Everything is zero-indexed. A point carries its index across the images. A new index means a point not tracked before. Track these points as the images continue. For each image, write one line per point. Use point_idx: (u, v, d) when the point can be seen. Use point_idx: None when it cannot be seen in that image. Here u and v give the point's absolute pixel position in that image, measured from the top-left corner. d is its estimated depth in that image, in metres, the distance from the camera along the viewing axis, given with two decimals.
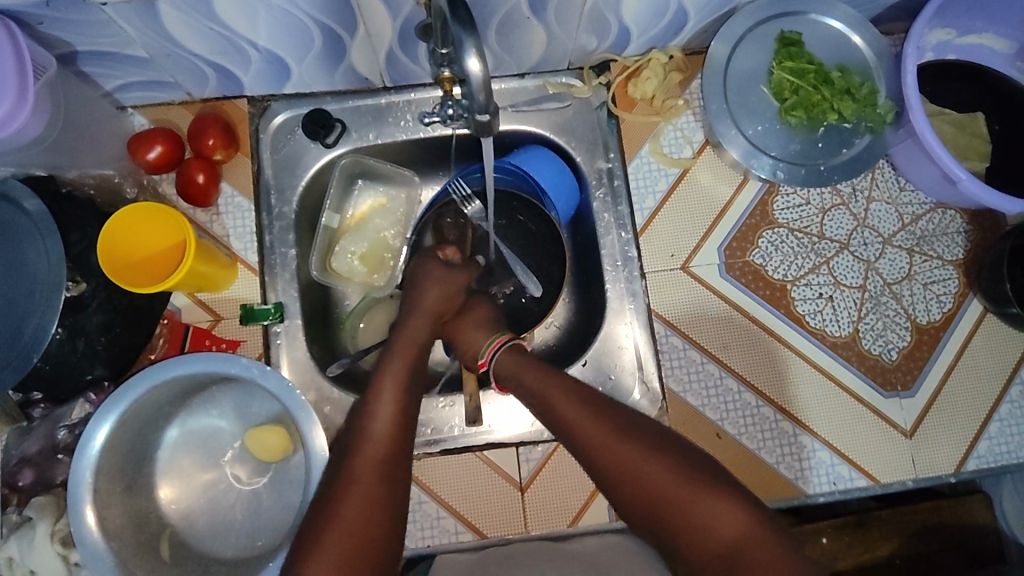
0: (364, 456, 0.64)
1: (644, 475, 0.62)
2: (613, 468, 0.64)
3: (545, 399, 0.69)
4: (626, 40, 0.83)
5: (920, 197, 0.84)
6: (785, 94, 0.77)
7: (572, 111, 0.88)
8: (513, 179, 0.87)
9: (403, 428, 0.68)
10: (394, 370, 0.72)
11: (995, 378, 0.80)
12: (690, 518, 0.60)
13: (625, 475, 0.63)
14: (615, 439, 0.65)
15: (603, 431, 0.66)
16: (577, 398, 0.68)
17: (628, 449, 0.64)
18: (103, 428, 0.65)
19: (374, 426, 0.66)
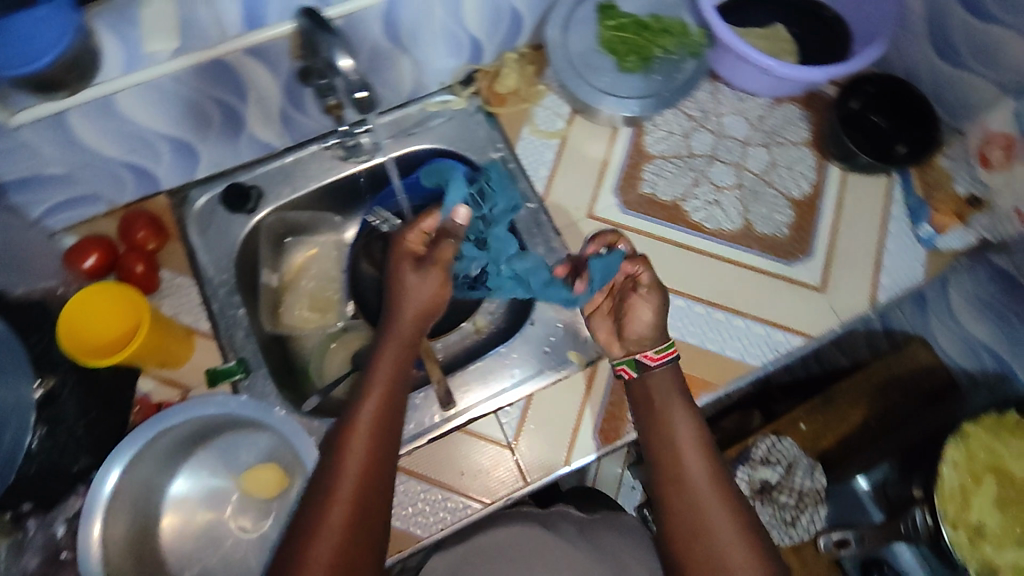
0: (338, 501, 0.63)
1: (704, 496, 0.69)
2: (676, 477, 0.71)
3: (654, 403, 0.76)
4: (479, 48, 0.97)
5: (759, 103, 1.00)
6: (618, 47, 0.92)
7: (455, 121, 1.00)
8: (422, 194, 0.98)
9: (381, 458, 0.67)
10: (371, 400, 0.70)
11: (871, 221, 0.94)
12: (727, 547, 0.66)
13: (682, 487, 0.70)
14: (696, 454, 0.72)
15: (688, 444, 0.73)
16: (682, 410, 0.75)
17: (702, 469, 0.71)
18: (110, 476, 0.67)
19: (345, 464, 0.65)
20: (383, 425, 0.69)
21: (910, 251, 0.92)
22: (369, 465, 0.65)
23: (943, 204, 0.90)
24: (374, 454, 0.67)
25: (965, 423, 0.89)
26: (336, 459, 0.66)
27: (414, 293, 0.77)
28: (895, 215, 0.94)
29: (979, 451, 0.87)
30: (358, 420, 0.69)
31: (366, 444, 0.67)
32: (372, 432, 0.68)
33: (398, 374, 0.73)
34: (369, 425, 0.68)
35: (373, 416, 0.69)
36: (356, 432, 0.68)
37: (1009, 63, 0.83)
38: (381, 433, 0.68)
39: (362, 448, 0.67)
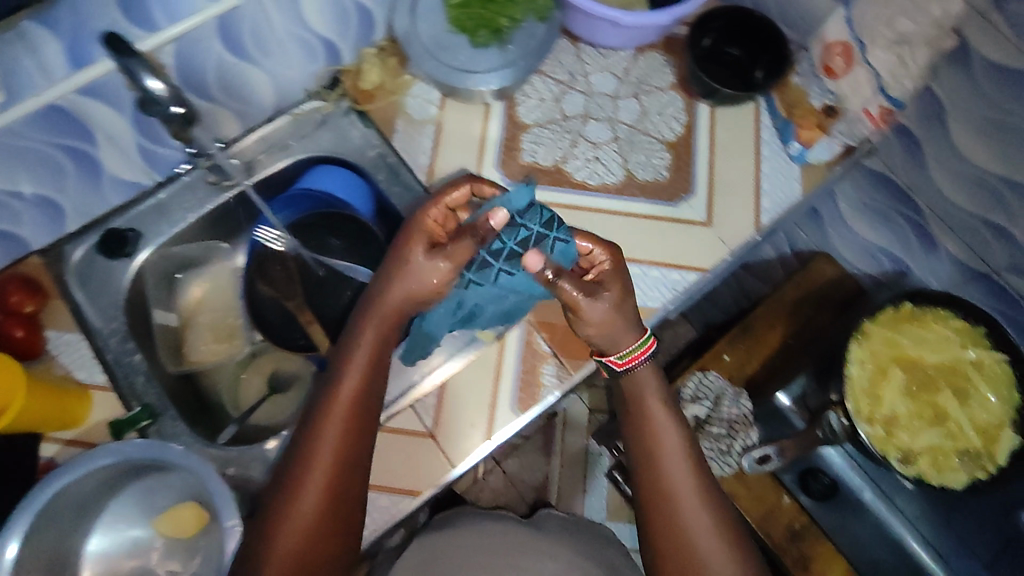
0: (313, 477, 0.67)
1: (681, 491, 0.73)
2: (656, 473, 0.75)
3: (638, 400, 0.78)
4: (336, 49, 0.95)
5: (623, 56, 1.02)
6: (466, 23, 0.90)
7: (326, 126, 0.99)
8: (306, 204, 0.97)
9: (355, 447, 0.69)
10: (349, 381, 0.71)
11: (746, 149, 0.96)
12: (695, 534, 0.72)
13: (659, 481, 0.74)
14: (676, 452, 0.75)
15: (668, 445, 0.75)
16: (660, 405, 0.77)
17: (681, 469, 0.75)
18: (10, 547, 0.64)
19: (320, 447, 0.68)
20: (354, 431, 0.69)
21: (786, 170, 0.95)
22: (335, 479, 0.67)
23: (805, 118, 0.92)
24: (347, 446, 0.69)
25: (864, 322, 0.93)
26: (304, 474, 0.67)
27: (406, 285, 0.72)
28: (768, 138, 0.96)
29: (882, 346, 0.92)
30: (335, 401, 0.70)
31: (341, 431, 0.69)
32: (342, 445, 0.68)
33: (383, 352, 0.74)
34: (343, 413, 0.69)
35: (342, 429, 0.69)
36: (332, 423, 0.69)
37: None
38: (351, 442, 0.69)
39: (329, 459, 0.67)
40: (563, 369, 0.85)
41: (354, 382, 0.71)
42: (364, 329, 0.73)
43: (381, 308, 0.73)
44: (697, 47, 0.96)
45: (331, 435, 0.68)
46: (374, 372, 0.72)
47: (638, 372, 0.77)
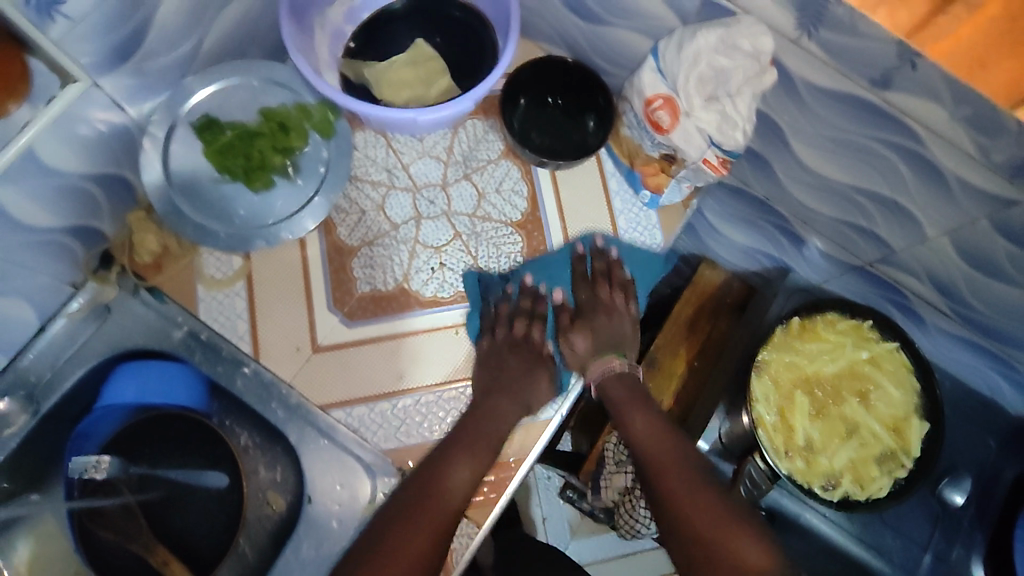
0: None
1: (687, 505, 0.69)
2: (687, 524, 0.68)
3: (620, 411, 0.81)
4: (89, 227, 0.77)
5: (439, 134, 0.89)
6: (236, 169, 0.76)
7: (115, 314, 0.82)
8: (119, 414, 0.80)
9: (434, 552, 0.66)
10: (433, 503, 0.69)
11: (597, 206, 0.88)
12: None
13: (693, 531, 0.67)
14: (689, 492, 0.70)
15: (686, 490, 0.70)
16: (665, 438, 0.77)
17: (700, 508, 0.68)
18: None
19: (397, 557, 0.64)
20: (433, 533, 0.67)
21: (642, 218, 0.88)
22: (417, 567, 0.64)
23: (647, 166, 0.83)
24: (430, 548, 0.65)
25: (761, 352, 0.89)
26: (393, 554, 0.64)
27: (497, 412, 0.78)
28: (617, 188, 0.88)
29: (780, 373, 0.89)
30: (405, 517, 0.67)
31: (423, 540, 0.65)
32: (435, 515, 0.68)
33: (464, 489, 0.71)
34: (429, 524, 0.67)
35: (430, 536, 0.66)
36: (411, 525, 0.67)
37: (632, 9, 0.75)
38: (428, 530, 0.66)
39: (428, 521, 0.67)
40: (470, 524, 0.76)
41: (464, 471, 0.72)
42: (472, 425, 0.76)
43: (474, 435, 0.75)
44: (508, 114, 0.86)
45: (451, 502, 0.69)
46: (457, 497, 0.70)
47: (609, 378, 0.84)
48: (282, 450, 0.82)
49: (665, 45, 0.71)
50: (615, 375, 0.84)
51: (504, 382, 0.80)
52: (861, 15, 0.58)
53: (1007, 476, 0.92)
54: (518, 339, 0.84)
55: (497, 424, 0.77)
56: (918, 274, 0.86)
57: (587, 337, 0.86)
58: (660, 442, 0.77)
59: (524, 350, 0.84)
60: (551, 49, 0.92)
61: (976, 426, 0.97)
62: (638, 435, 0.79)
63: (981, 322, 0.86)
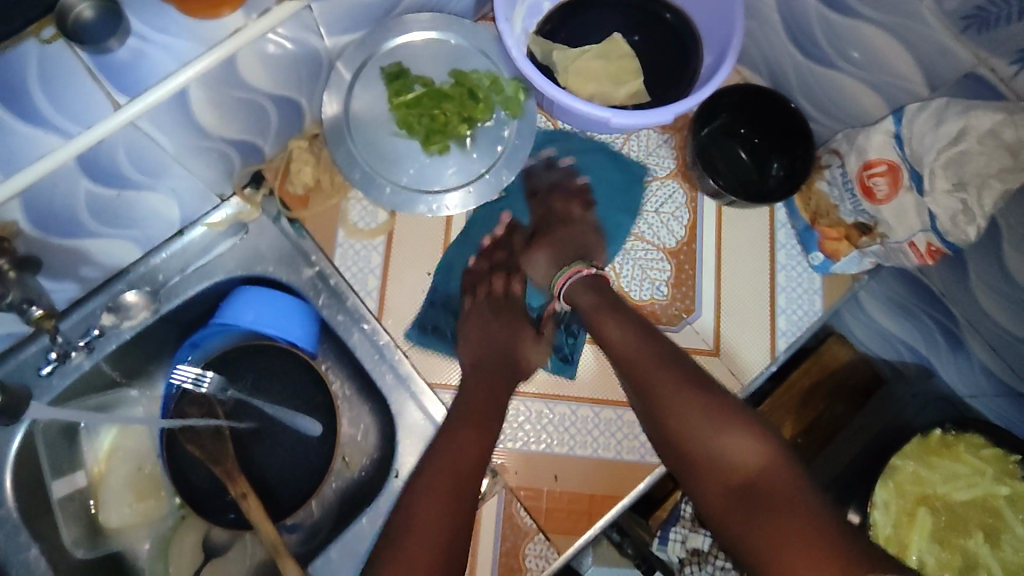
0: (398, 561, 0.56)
1: (666, 395, 0.64)
2: (681, 431, 0.62)
3: (592, 321, 0.72)
4: (253, 145, 0.76)
5: (610, 136, 0.84)
6: (416, 125, 0.74)
7: (252, 236, 0.80)
8: (232, 334, 0.79)
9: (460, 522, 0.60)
10: (443, 468, 0.63)
11: (760, 255, 0.82)
12: (742, 463, 0.59)
13: (689, 440, 0.62)
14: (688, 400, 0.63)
15: (680, 403, 0.64)
16: (634, 332, 0.70)
17: (691, 409, 0.63)
18: None
19: (422, 530, 0.58)
20: (454, 491, 0.61)
21: (805, 280, 0.81)
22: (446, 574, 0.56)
23: (830, 229, 0.76)
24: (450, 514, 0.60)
25: (893, 457, 0.82)
26: (420, 520, 0.59)
27: (499, 389, 0.71)
28: (785, 241, 0.82)
29: (907, 484, 0.82)
30: (416, 490, 0.61)
31: (446, 496, 0.60)
32: (453, 488, 0.61)
33: (475, 453, 0.65)
34: (448, 484, 0.61)
35: (452, 489, 0.61)
36: (431, 494, 0.60)
37: (877, 62, 0.68)
38: (456, 505, 0.60)
39: (455, 492, 0.61)
40: (550, 549, 0.72)
41: (475, 450, 0.65)
42: (474, 394, 0.70)
43: (469, 407, 0.69)
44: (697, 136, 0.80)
45: (467, 466, 0.63)
46: (473, 461, 0.64)
47: (575, 287, 0.74)
48: (375, 407, 0.81)
49: (917, 110, 0.65)
50: (585, 284, 0.74)
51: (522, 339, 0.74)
52: None
53: None
54: (499, 296, 0.77)
55: (490, 395, 0.70)
56: None
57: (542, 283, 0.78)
58: (645, 346, 0.68)
59: (525, 322, 0.76)
60: (751, 78, 0.86)
61: None
62: (621, 353, 0.69)
63: None
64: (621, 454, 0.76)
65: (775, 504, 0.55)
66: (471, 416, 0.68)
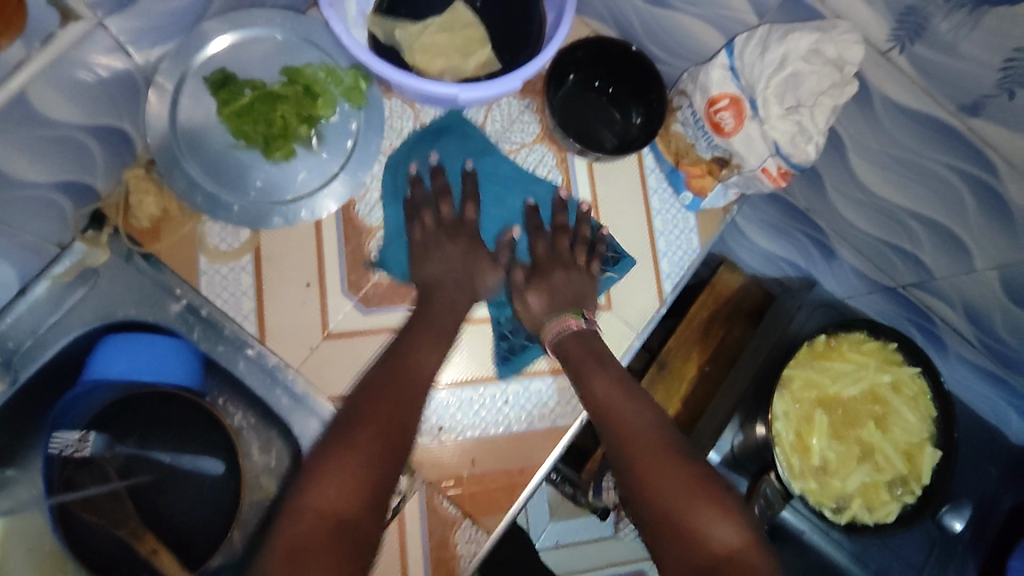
0: (293, 507, 0.56)
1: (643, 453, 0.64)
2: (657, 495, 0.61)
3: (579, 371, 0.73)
4: (82, 184, 0.69)
5: (470, 109, 0.82)
6: (255, 135, 0.70)
7: (105, 282, 0.74)
8: (106, 390, 0.73)
9: (364, 476, 0.58)
10: (361, 418, 0.62)
11: (635, 203, 0.83)
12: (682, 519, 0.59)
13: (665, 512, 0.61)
14: (674, 479, 0.62)
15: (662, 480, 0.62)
16: (622, 394, 0.70)
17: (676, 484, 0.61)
18: None
19: (321, 484, 0.57)
20: (378, 436, 0.61)
21: (680, 220, 0.83)
22: (337, 526, 0.55)
23: (693, 166, 0.78)
24: (356, 468, 0.58)
25: (787, 369, 0.87)
26: (318, 477, 0.58)
27: (419, 351, 0.70)
28: (655, 186, 0.84)
29: (802, 392, 0.87)
30: (333, 433, 0.61)
31: (351, 456, 0.59)
32: (383, 433, 0.62)
33: (397, 404, 0.64)
34: (356, 431, 0.61)
35: (369, 441, 0.61)
36: (344, 442, 0.60)
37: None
38: (360, 457, 0.59)
39: (372, 438, 0.61)
40: (479, 531, 0.73)
41: (425, 387, 0.67)
42: (415, 343, 0.70)
43: (398, 354, 0.69)
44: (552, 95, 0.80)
45: (382, 449, 0.61)
46: (394, 397, 0.65)
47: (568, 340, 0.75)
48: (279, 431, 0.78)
49: (744, 40, 0.67)
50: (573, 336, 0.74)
51: (452, 318, 0.74)
52: (968, 32, 0.55)
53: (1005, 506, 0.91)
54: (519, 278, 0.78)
55: (436, 345, 0.71)
56: (952, 302, 0.83)
57: (545, 296, 0.77)
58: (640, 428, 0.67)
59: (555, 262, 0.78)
60: (599, 28, 0.85)
61: (982, 453, 0.95)
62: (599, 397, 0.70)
63: (1006, 354, 0.84)
64: (533, 423, 0.77)
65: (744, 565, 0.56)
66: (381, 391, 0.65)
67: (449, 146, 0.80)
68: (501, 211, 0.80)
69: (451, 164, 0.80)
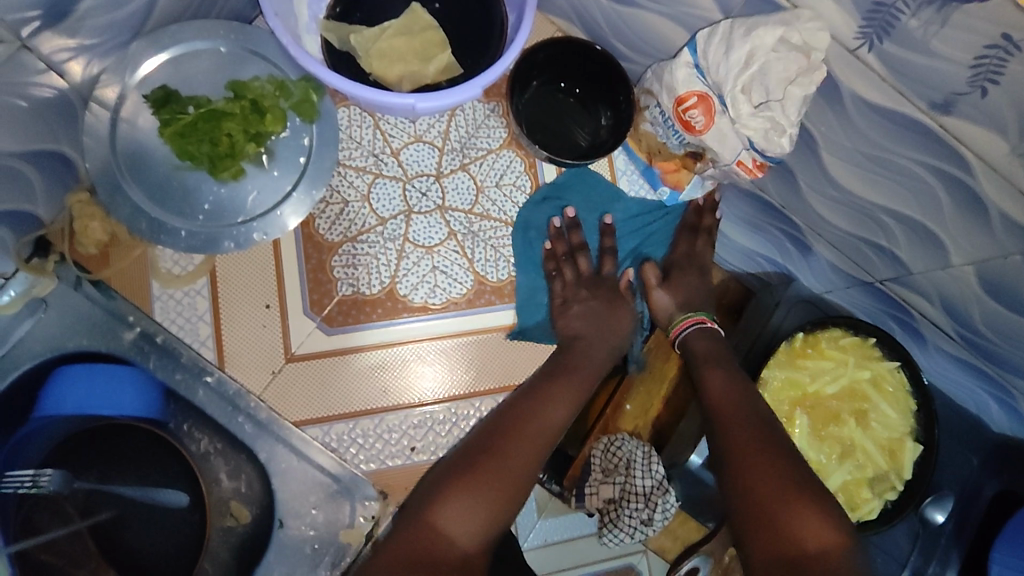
0: (453, 481, 0.63)
1: (753, 457, 0.66)
2: (764, 497, 0.63)
3: (704, 369, 0.76)
4: (22, 212, 0.65)
5: (433, 116, 0.79)
6: (201, 154, 0.66)
7: (54, 312, 0.70)
8: (61, 426, 0.70)
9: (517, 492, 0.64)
10: (508, 445, 0.65)
11: (605, 209, 0.81)
12: (769, 500, 0.62)
13: (759, 508, 0.63)
14: (777, 475, 0.63)
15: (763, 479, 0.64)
16: (731, 381, 0.73)
17: (787, 489, 0.63)
18: None
19: (450, 487, 0.63)
20: (506, 443, 0.66)
21: (652, 223, 0.81)
22: (443, 555, 0.60)
23: (667, 162, 0.77)
24: (498, 475, 0.64)
25: (765, 370, 0.86)
26: (485, 471, 0.64)
27: (558, 394, 0.70)
28: (625, 190, 0.81)
29: (782, 392, 0.86)
30: (481, 448, 0.66)
31: (507, 467, 0.64)
32: (522, 430, 0.67)
33: (540, 434, 0.67)
34: (490, 449, 0.65)
35: (524, 459, 0.65)
36: (489, 455, 0.65)
37: None
38: (508, 465, 0.64)
39: (514, 458, 0.65)
40: None
41: (563, 403, 0.69)
42: (564, 370, 0.72)
43: (564, 359, 0.74)
44: (516, 98, 0.77)
45: (501, 459, 0.65)
46: (536, 420, 0.68)
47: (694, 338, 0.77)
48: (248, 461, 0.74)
49: (707, 37, 0.64)
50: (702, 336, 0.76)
51: (590, 375, 0.73)
52: (937, 30, 0.53)
53: (988, 493, 0.91)
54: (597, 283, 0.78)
55: (586, 365, 0.73)
56: (929, 296, 0.82)
57: (679, 292, 0.79)
58: (733, 408, 0.71)
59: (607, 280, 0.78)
60: (565, 27, 0.82)
61: (963, 444, 0.95)
62: (716, 392, 0.73)
63: (986, 349, 0.83)
64: None
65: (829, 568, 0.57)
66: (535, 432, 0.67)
67: (577, 202, 0.80)
68: (591, 233, 0.80)
69: (584, 214, 0.80)
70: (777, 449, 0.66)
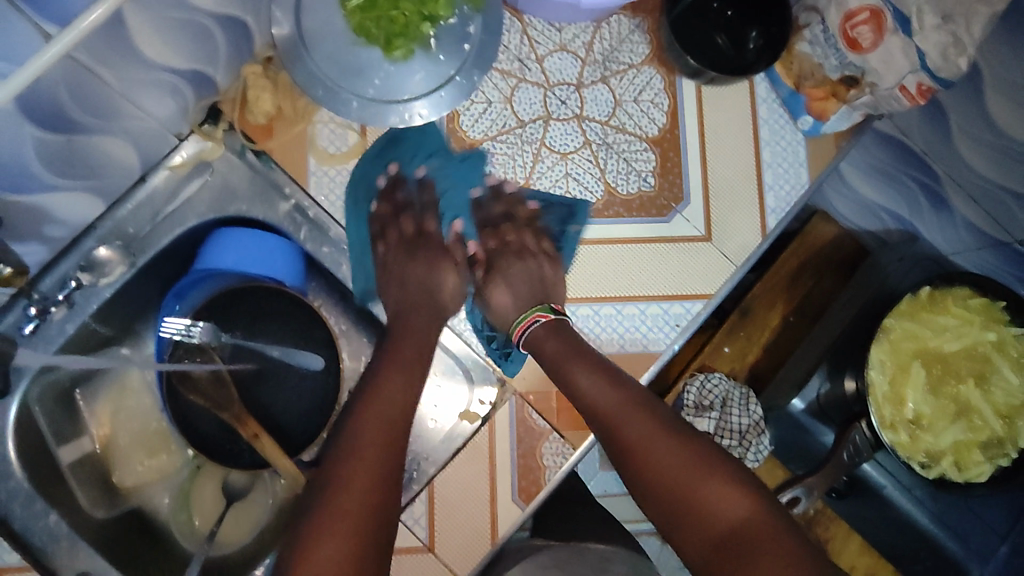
0: (323, 521, 0.57)
1: (657, 449, 0.64)
2: (661, 481, 0.63)
3: (558, 368, 0.71)
4: (203, 75, 0.70)
5: (580, 26, 0.80)
6: (375, 33, 0.71)
7: (220, 177, 0.75)
8: (220, 280, 0.76)
9: (374, 489, 0.60)
10: (353, 449, 0.62)
11: (743, 135, 0.80)
12: (685, 489, 0.62)
13: (667, 486, 0.63)
14: (673, 452, 0.64)
15: (662, 456, 0.64)
16: (599, 378, 0.69)
17: (681, 466, 0.63)
18: None
19: (331, 536, 0.56)
20: (368, 449, 0.62)
21: (790, 154, 0.80)
22: None
23: (815, 89, 0.77)
24: (370, 500, 0.59)
25: (886, 320, 0.83)
26: (337, 507, 0.58)
27: (399, 372, 0.68)
28: (766, 118, 0.81)
29: (903, 343, 0.83)
30: (333, 470, 0.60)
31: (365, 474, 0.60)
32: (391, 437, 0.64)
33: (395, 411, 0.65)
34: (353, 467, 0.60)
35: (383, 443, 0.63)
36: (348, 477, 0.60)
37: None
38: (377, 474, 0.61)
39: (384, 458, 0.62)
40: (565, 445, 0.74)
41: (399, 379, 0.67)
42: (401, 346, 0.70)
43: (403, 337, 0.71)
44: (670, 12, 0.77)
45: (377, 466, 0.61)
46: (379, 405, 0.65)
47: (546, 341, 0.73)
48: (374, 338, 0.81)
49: None
50: (546, 329, 0.73)
51: (426, 338, 0.72)
52: None
53: None
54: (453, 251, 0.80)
55: (417, 342, 0.71)
56: None
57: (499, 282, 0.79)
58: (617, 403, 0.68)
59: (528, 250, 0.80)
60: None
61: None
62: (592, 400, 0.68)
63: None
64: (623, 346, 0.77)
65: (776, 563, 0.56)
66: (386, 426, 0.64)
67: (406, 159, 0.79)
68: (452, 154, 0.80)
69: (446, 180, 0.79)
70: (671, 428, 0.66)
